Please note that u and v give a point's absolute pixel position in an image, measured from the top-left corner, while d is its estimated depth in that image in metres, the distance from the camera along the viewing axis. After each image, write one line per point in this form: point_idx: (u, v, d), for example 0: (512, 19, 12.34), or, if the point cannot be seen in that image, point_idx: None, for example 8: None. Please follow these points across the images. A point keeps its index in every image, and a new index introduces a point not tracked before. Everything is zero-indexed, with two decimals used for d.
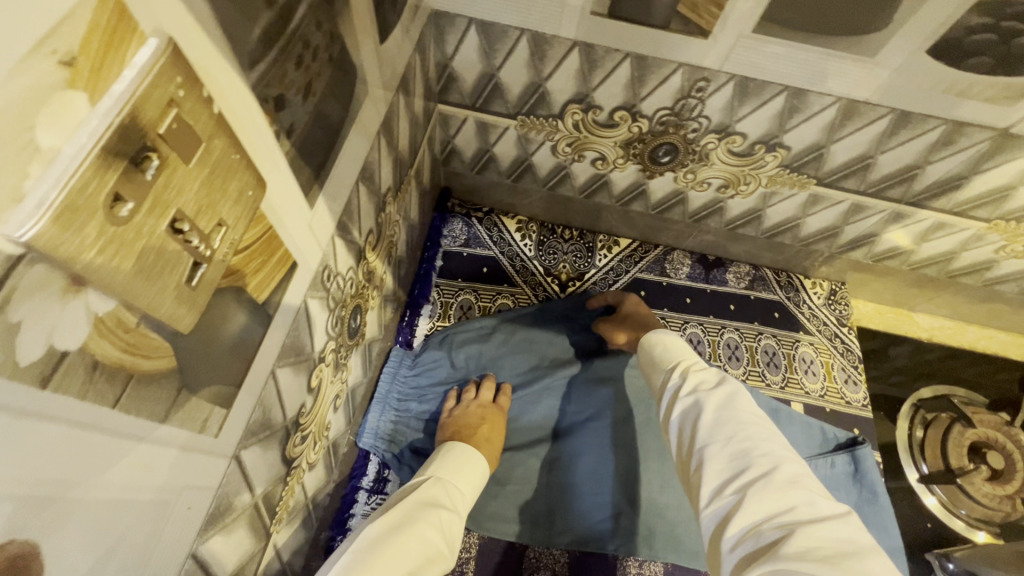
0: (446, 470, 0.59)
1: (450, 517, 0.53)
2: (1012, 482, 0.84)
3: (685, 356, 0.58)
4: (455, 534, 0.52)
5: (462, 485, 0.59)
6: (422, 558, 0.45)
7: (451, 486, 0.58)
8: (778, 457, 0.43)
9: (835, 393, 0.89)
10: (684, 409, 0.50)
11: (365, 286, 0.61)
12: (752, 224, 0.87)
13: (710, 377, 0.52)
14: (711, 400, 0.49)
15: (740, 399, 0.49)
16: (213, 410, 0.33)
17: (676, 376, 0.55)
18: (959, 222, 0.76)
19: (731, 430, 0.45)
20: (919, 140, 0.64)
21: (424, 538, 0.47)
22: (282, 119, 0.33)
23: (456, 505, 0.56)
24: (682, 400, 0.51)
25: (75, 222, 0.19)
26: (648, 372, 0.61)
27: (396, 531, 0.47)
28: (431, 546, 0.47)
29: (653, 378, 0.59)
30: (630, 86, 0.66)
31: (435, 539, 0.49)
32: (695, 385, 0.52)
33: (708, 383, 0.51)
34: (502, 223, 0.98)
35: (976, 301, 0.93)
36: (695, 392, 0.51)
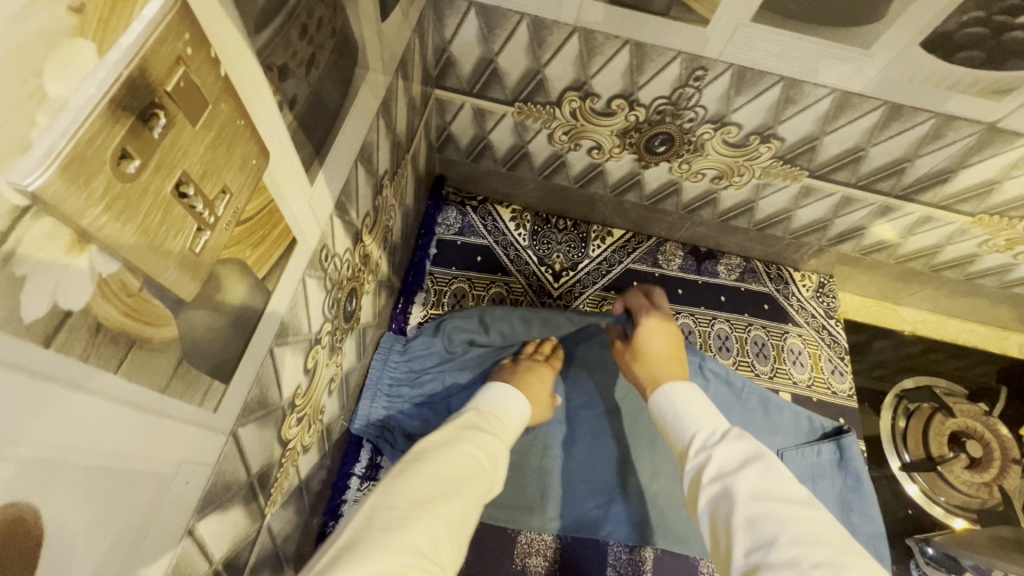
0: (486, 406, 0.60)
1: (494, 442, 0.54)
2: (989, 470, 0.86)
3: (700, 418, 0.53)
4: (499, 458, 0.53)
5: (503, 417, 0.60)
6: (472, 471, 0.48)
7: (490, 417, 0.58)
8: (832, 562, 0.38)
9: (822, 384, 0.91)
10: (713, 498, 0.46)
11: (361, 269, 0.61)
12: (744, 216, 0.88)
13: (739, 453, 0.48)
14: (745, 488, 0.44)
15: (776, 487, 0.44)
16: (212, 384, 0.32)
17: (697, 449, 0.50)
18: (945, 216, 0.77)
19: (774, 533, 0.40)
20: (909, 133, 0.65)
21: (472, 454, 0.50)
22: (285, 90, 0.32)
23: (500, 434, 0.57)
24: (708, 488, 0.46)
25: (82, 176, 0.18)
26: (663, 434, 0.56)
27: (450, 446, 0.49)
28: (478, 462, 0.49)
29: (671, 443, 0.54)
30: (629, 74, 0.66)
31: (481, 455, 0.51)
32: (720, 469, 0.47)
33: (737, 463, 0.47)
34: (496, 212, 0.98)
35: (958, 295, 0.95)
36: (722, 477, 0.46)
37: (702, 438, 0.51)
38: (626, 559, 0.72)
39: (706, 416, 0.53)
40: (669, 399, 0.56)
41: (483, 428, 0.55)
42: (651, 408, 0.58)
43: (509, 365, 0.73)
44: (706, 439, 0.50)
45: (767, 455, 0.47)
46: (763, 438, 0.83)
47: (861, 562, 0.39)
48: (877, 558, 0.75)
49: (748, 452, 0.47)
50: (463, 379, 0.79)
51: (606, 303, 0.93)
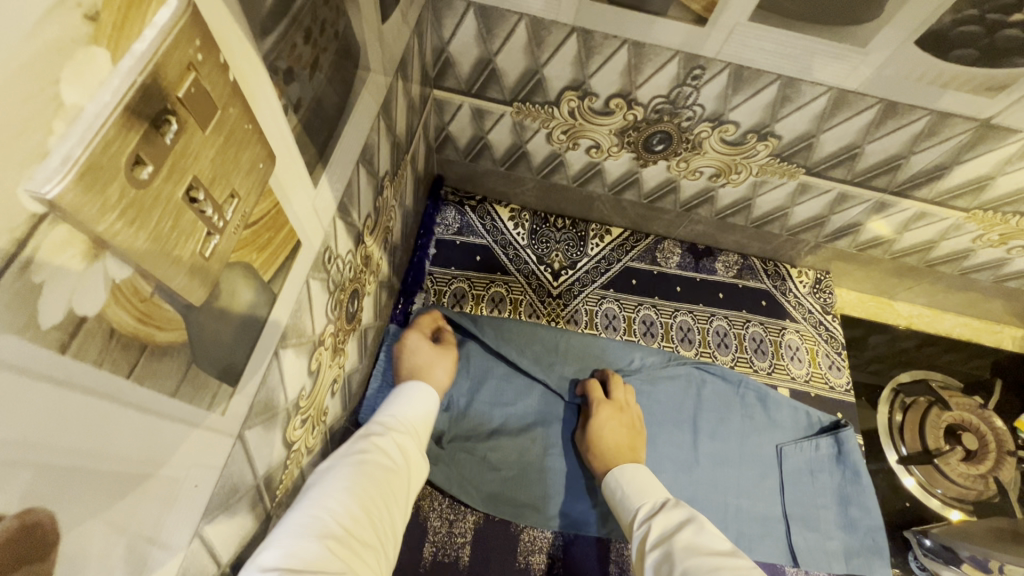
0: (388, 410, 0.63)
1: (396, 443, 0.58)
2: (985, 462, 0.88)
3: (645, 496, 0.64)
4: (405, 458, 0.58)
5: (404, 415, 0.63)
6: (374, 484, 0.52)
7: (392, 420, 0.62)
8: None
9: (819, 379, 0.92)
10: (655, 559, 0.54)
11: (363, 271, 0.61)
12: (742, 213, 0.88)
13: (676, 519, 0.58)
14: (679, 544, 0.54)
15: (707, 542, 0.53)
16: (221, 387, 0.32)
17: (642, 522, 0.60)
18: (939, 212, 0.78)
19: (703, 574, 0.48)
20: (905, 130, 0.66)
21: (370, 467, 0.53)
22: (290, 93, 0.32)
23: (404, 432, 0.61)
24: (650, 550, 0.55)
25: (99, 183, 0.19)
26: (618, 512, 0.66)
27: (348, 465, 0.52)
28: (378, 472, 0.53)
29: (625, 522, 0.64)
30: (627, 74, 0.66)
31: (382, 467, 0.54)
32: (659, 531, 0.57)
33: (674, 525, 0.57)
34: (494, 211, 0.98)
35: (953, 289, 0.96)
36: (661, 538, 0.56)
37: (647, 513, 0.61)
38: (628, 555, 0.75)
39: (650, 491, 0.65)
40: (619, 484, 0.68)
41: (378, 435, 0.58)
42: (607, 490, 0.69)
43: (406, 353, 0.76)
44: (649, 512, 0.61)
45: (700, 518, 0.57)
46: (762, 432, 0.84)
47: None
48: (877, 550, 0.77)
49: (681, 517, 0.58)
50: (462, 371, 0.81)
51: (605, 301, 0.94)
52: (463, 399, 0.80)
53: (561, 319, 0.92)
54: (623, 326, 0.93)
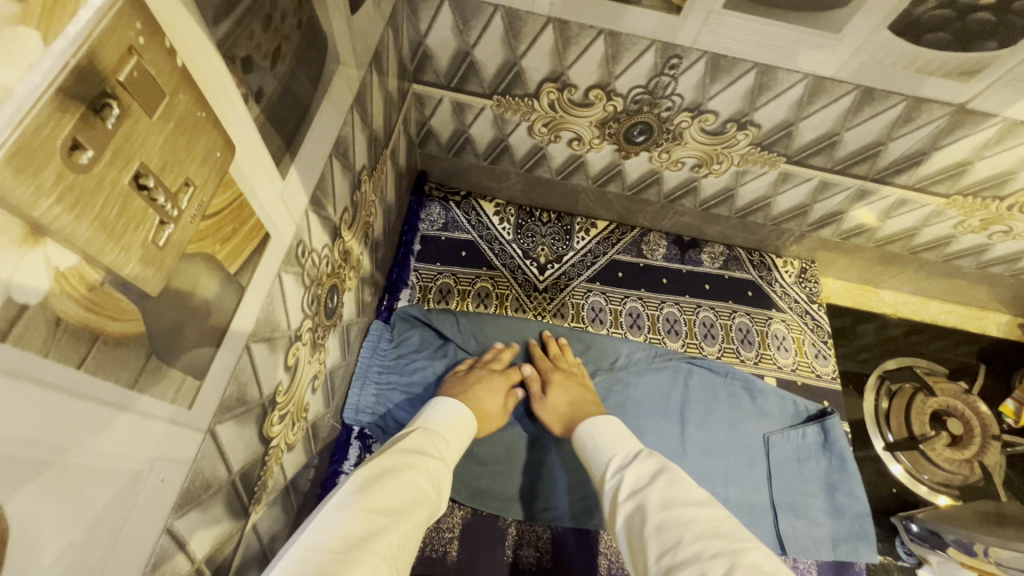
0: (434, 424, 0.63)
1: (438, 463, 0.57)
2: (970, 447, 0.88)
3: (615, 447, 0.60)
4: (442, 478, 0.57)
5: (450, 436, 0.63)
6: (412, 502, 0.50)
7: (438, 437, 0.61)
8: (727, 551, 0.43)
9: (806, 368, 0.92)
10: (627, 513, 0.51)
11: (342, 265, 0.60)
12: (725, 204, 0.88)
13: (646, 470, 0.55)
14: (652, 498, 0.50)
15: (677, 490, 0.50)
16: (185, 380, 0.32)
17: (614, 474, 0.56)
18: (920, 198, 0.78)
19: (680, 532, 0.46)
20: (882, 117, 0.66)
21: (413, 484, 0.51)
22: (250, 82, 0.32)
23: (444, 454, 0.60)
24: (624, 503, 0.52)
25: (31, 165, 0.18)
26: (586, 460, 0.63)
27: (392, 479, 0.50)
28: (419, 489, 0.52)
29: (593, 473, 0.60)
30: (605, 64, 0.66)
31: (423, 485, 0.53)
32: (632, 483, 0.53)
33: (646, 477, 0.54)
34: (479, 206, 0.98)
35: (937, 276, 0.97)
36: (634, 491, 0.52)
37: (618, 464, 0.57)
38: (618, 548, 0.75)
39: (618, 439, 0.61)
40: (591, 434, 0.64)
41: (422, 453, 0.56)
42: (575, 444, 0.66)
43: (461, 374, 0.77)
44: (621, 463, 0.57)
45: (670, 468, 0.54)
46: (749, 423, 0.84)
47: (754, 544, 0.44)
48: (863, 536, 0.77)
49: (655, 468, 0.54)
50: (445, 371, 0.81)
51: (592, 294, 0.94)
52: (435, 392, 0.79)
53: (548, 314, 0.92)
54: (609, 319, 0.93)
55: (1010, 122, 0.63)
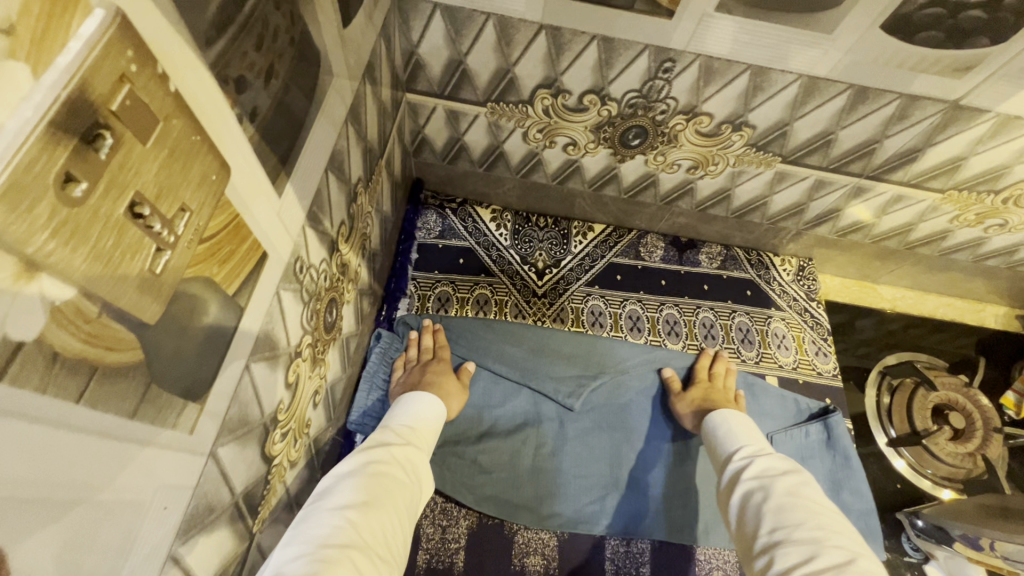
0: (398, 420, 0.62)
1: (406, 449, 0.57)
2: (973, 439, 0.88)
3: (749, 440, 0.61)
4: (417, 463, 0.56)
5: (417, 424, 0.62)
6: (388, 491, 0.50)
7: (402, 428, 0.61)
8: (846, 548, 0.43)
9: (806, 366, 0.92)
10: (747, 489, 0.52)
11: (340, 279, 0.60)
12: (721, 204, 0.88)
13: (778, 465, 0.54)
14: (781, 483, 0.51)
15: (808, 488, 0.50)
16: (186, 405, 0.32)
17: (742, 457, 0.57)
18: (916, 194, 0.79)
19: (802, 515, 0.46)
20: (877, 115, 0.66)
21: (384, 476, 0.51)
22: (243, 102, 0.32)
23: (414, 440, 0.60)
24: (746, 480, 0.53)
25: (23, 202, 0.18)
26: (714, 446, 0.64)
27: (361, 474, 0.50)
28: (391, 479, 0.51)
29: (718, 456, 0.62)
30: (598, 69, 0.66)
31: (395, 474, 0.52)
32: (761, 468, 0.54)
33: (773, 470, 0.53)
34: (476, 213, 0.98)
35: (935, 271, 0.97)
36: (761, 474, 0.53)
37: (749, 452, 0.58)
38: (622, 551, 0.76)
39: (755, 436, 0.61)
40: (724, 424, 0.65)
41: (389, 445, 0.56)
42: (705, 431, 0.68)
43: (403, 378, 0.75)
44: (753, 452, 0.58)
45: (804, 470, 0.53)
46: (753, 422, 0.84)
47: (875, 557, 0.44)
48: (868, 534, 0.78)
49: (787, 464, 0.54)
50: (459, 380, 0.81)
51: (591, 298, 0.94)
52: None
53: (547, 319, 0.92)
54: (609, 322, 0.93)
55: (1003, 117, 0.64)
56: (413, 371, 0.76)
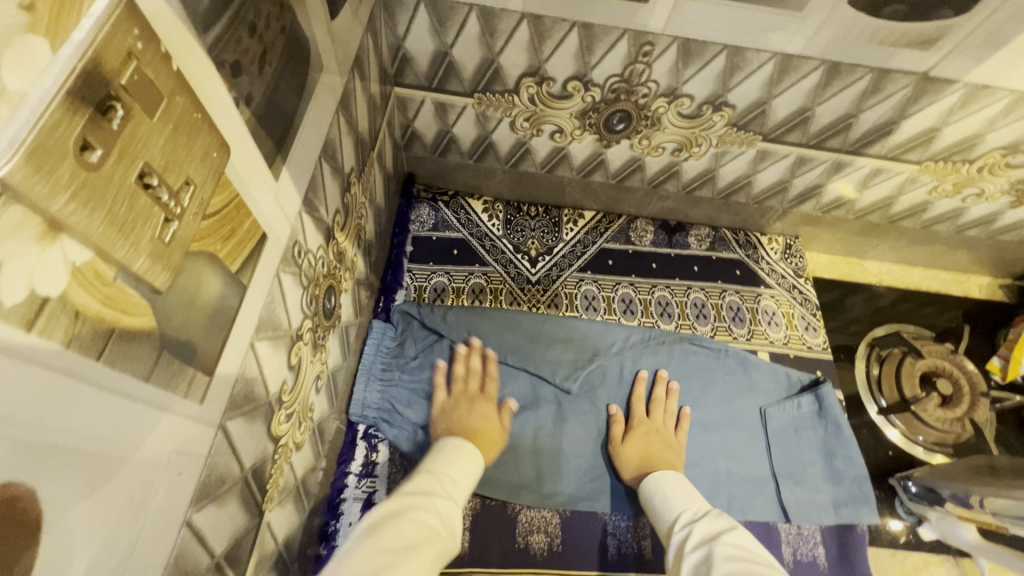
0: (437, 463, 0.66)
1: (445, 502, 0.60)
2: (961, 405, 0.90)
3: (686, 503, 0.68)
4: (452, 518, 0.59)
5: (457, 474, 0.65)
6: (418, 540, 0.52)
7: (444, 477, 0.64)
8: None
9: (796, 341, 0.95)
10: (694, 560, 0.58)
11: (337, 267, 0.62)
12: (707, 185, 0.90)
13: (714, 528, 0.61)
14: (718, 546, 0.57)
15: (741, 543, 0.57)
16: (196, 375, 0.33)
17: (683, 526, 0.64)
18: (894, 167, 0.81)
19: (738, 566, 0.52)
20: (850, 90, 0.68)
21: (417, 523, 0.54)
22: (239, 86, 0.34)
23: (453, 493, 0.63)
24: (691, 552, 0.58)
25: (48, 165, 0.20)
26: (655, 518, 0.70)
27: (395, 519, 0.54)
28: (423, 529, 0.54)
29: (663, 531, 0.67)
30: (580, 55, 0.68)
31: (429, 524, 0.55)
32: (701, 534, 0.61)
33: (711, 534, 0.60)
34: (468, 204, 0.99)
35: (918, 243, 1.00)
36: (702, 540, 0.59)
37: (686, 520, 0.65)
38: (623, 526, 0.78)
39: (688, 502, 0.68)
40: (660, 491, 0.72)
41: (430, 496, 0.60)
42: (643, 499, 0.74)
43: (449, 404, 0.77)
44: (691, 518, 0.65)
45: (735, 527, 0.60)
46: (746, 397, 0.87)
47: None
48: (863, 500, 0.80)
49: (721, 524, 0.62)
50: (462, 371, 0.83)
51: (584, 283, 0.96)
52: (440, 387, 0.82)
53: (541, 305, 0.93)
54: (602, 306, 0.95)
55: (972, 87, 0.66)
56: (457, 401, 0.78)
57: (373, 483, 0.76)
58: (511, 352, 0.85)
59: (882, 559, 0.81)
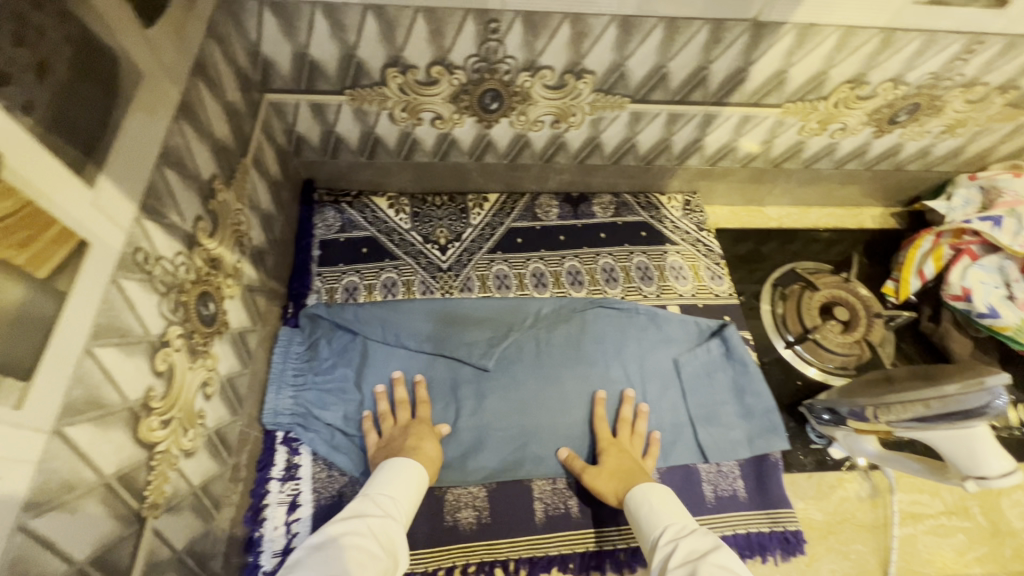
0: (374, 486, 0.67)
1: (383, 521, 0.62)
2: (859, 327, 0.94)
3: (671, 516, 0.65)
4: (393, 537, 0.61)
5: (395, 493, 0.67)
6: (359, 559, 0.55)
7: (381, 497, 0.66)
8: None
9: (703, 291, 0.98)
10: None
11: (212, 273, 0.62)
12: (595, 153, 0.93)
13: (700, 548, 0.59)
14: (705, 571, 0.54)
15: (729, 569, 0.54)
16: (4, 380, 0.34)
17: (667, 542, 0.62)
18: (760, 112, 0.85)
19: None
20: (694, 42, 0.72)
21: (353, 546, 0.56)
22: (9, 95, 0.34)
23: (394, 512, 0.64)
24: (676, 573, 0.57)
25: None
26: (636, 522, 0.69)
27: (335, 548, 0.56)
28: (361, 552, 0.56)
29: (645, 537, 0.66)
30: (433, 40, 0.70)
31: (369, 546, 0.58)
32: (687, 554, 0.58)
33: (698, 554, 0.58)
34: (373, 203, 1.00)
35: (806, 184, 1.05)
36: (687, 561, 0.57)
37: (672, 534, 0.63)
38: (550, 489, 0.81)
39: (675, 514, 0.66)
40: (645, 497, 0.69)
41: (371, 519, 0.61)
42: (626, 505, 0.71)
43: (383, 435, 0.77)
44: (677, 533, 0.62)
45: (726, 549, 0.57)
46: (659, 349, 0.91)
47: None
48: (774, 429, 0.85)
49: (708, 543, 0.59)
50: (379, 363, 0.85)
51: (495, 263, 0.98)
52: (354, 383, 0.83)
53: (454, 290, 0.95)
54: (514, 283, 0.97)
55: (801, 27, 0.70)
56: (394, 432, 0.78)
57: (297, 485, 0.76)
58: (427, 338, 0.87)
59: (799, 483, 0.85)
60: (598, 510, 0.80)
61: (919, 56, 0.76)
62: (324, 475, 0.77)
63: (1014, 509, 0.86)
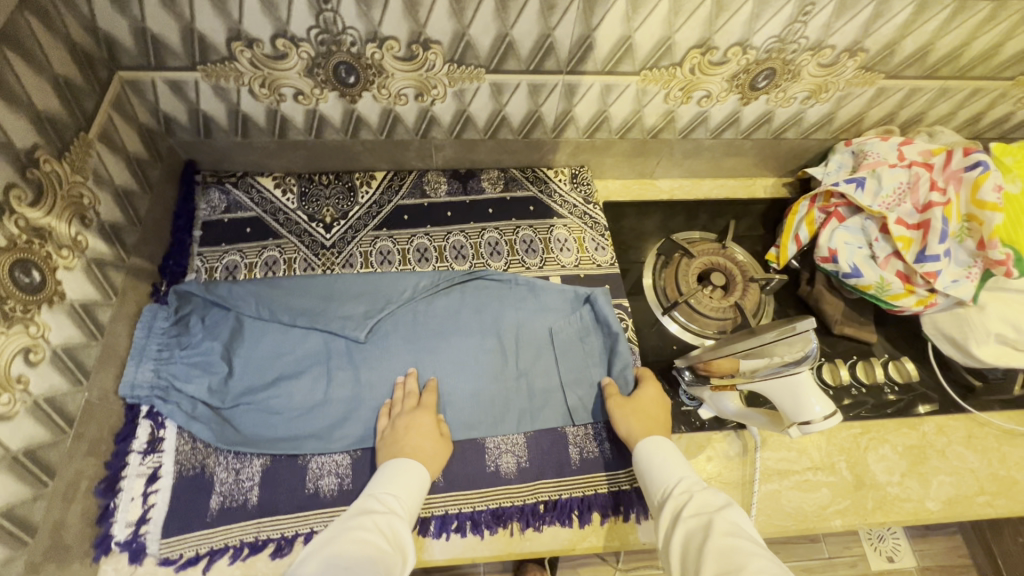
0: (378, 485, 0.70)
1: (388, 517, 0.65)
2: (734, 290, 0.96)
3: (682, 471, 0.70)
4: (399, 532, 0.65)
5: (398, 491, 0.70)
6: (370, 553, 0.59)
7: (384, 496, 0.69)
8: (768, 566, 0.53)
9: (586, 261, 1.00)
10: (689, 528, 0.62)
11: (34, 243, 0.64)
12: (469, 127, 0.95)
13: (714, 501, 0.64)
14: (718, 523, 0.59)
15: (742, 527, 0.59)
16: None
17: (680, 492, 0.67)
18: (618, 80, 0.86)
19: (735, 553, 0.55)
20: (528, 8, 0.73)
21: (362, 540, 0.60)
22: None
23: (398, 508, 0.68)
24: (688, 520, 0.62)
25: None
26: (643, 474, 0.74)
27: (345, 541, 0.60)
28: (370, 544, 0.60)
29: (653, 485, 0.71)
30: (268, 12, 0.71)
31: (377, 541, 0.61)
32: (699, 505, 0.64)
33: (711, 506, 0.63)
34: (258, 183, 1.01)
35: (691, 154, 1.07)
36: (697, 511, 0.63)
37: (683, 486, 0.68)
38: None
39: (685, 469, 0.71)
40: (657, 451, 0.74)
41: (379, 517, 0.65)
42: (637, 460, 0.76)
43: (388, 428, 0.79)
44: (688, 485, 0.67)
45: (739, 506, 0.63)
46: (536, 318, 0.92)
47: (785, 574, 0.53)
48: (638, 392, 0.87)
49: (720, 499, 0.64)
50: (248, 339, 0.85)
51: (379, 240, 0.99)
52: (220, 356, 0.83)
53: (336, 266, 0.96)
54: (397, 258, 0.98)
55: None
56: (399, 425, 0.79)
57: (159, 458, 0.77)
58: (299, 313, 0.86)
59: None
60: (459, 474, 0.81)
61: (756, 19, 0.77)
62: (187, 447, 0.79)
63: (879, 463, 0.87)
